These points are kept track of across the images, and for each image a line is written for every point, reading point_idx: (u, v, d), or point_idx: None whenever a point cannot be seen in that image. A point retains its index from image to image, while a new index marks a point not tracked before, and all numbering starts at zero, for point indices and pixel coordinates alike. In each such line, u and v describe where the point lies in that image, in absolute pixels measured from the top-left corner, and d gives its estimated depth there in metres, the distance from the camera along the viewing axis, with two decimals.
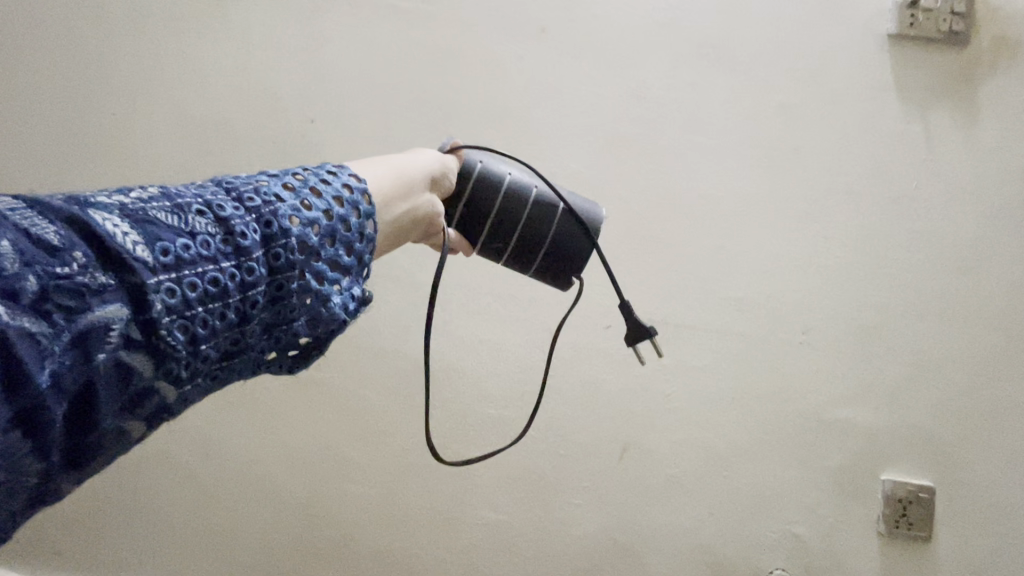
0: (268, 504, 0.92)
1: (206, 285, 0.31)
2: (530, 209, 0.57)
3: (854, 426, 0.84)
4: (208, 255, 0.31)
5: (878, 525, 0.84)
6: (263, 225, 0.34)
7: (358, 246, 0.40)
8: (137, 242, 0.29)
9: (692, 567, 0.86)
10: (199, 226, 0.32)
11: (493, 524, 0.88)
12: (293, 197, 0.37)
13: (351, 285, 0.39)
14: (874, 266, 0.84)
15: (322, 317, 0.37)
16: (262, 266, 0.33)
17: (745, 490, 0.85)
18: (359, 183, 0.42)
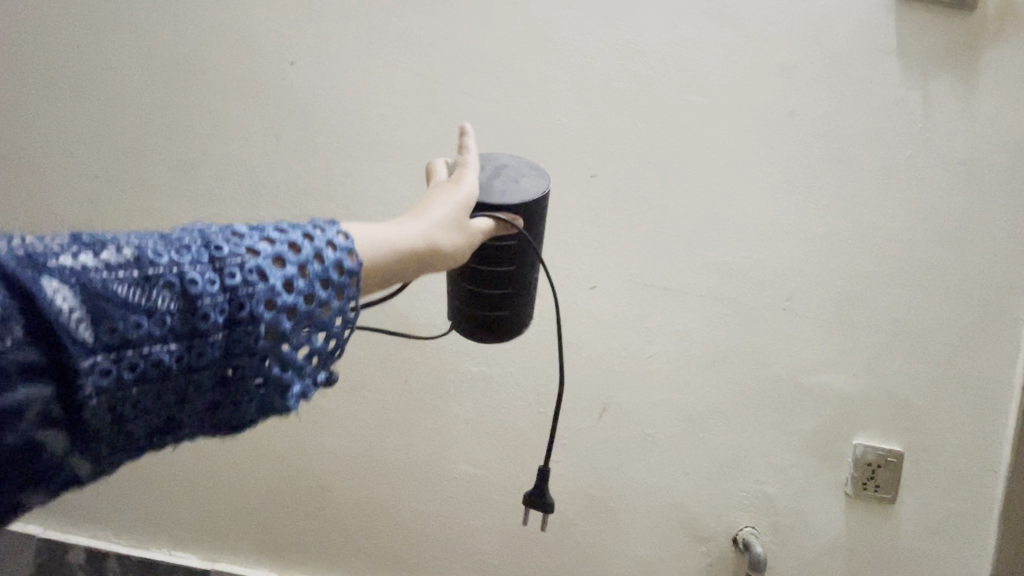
0: (246, 455, 0.92)
1: (145, 367, 0.34)
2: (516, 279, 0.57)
3: (829, 391, 0.85)
4: (158, 337, 0.35)
5: (846, 486, 0.86)
6: (230, 305, 0.37)
7: (333, 333, 0.42)
8: (81, 322, 0.33)
9: (664, 523, 0.88)
10: (160, 302, 0.35)
11: (470, 479, 0.89)
12: (278, 276, 0.39)
13: (313, 373, 0.41)
14: (861, 233, 0.83)
15: (273, 407, 0.39)
16: (215, 349, 0.36)
17: (720, 451, 0.87)
18: (355, 262, 0.43)
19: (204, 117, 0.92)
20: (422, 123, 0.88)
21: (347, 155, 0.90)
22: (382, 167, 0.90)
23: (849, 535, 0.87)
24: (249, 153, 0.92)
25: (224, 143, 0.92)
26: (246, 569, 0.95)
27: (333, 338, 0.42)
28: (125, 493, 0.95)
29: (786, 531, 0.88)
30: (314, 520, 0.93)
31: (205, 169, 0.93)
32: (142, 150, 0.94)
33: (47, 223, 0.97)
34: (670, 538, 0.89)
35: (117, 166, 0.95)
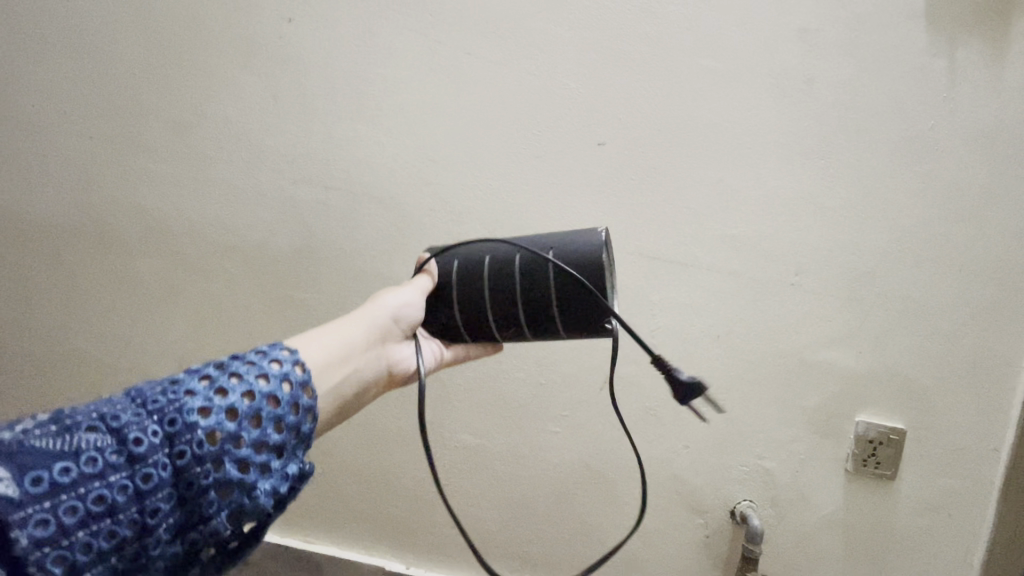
0: None
1: (89, 504, 0.37)
2: (523, 275, 0.57)
3: (834, 368, 0.84)
4: (94, 473, 0.38)
5: (846, 462, 0.86)
6: (164, 427, 0.41)
7: (287, 419, 0.46)
8: (10, 478, 0.35)
9: (662, 495, 0.89)
10: (89, 443, 0.39)
11: (470, 448, 0.89)
12: (208, 388, 0.44)
13: (278, 468, 0.45)
14: (876, 208, 0.80)
15: (245, 507, 0.42)
16: (158, 469, 0.40)
17: (720, 425, 0.87)
18: (290, 355, 0.50)
19: (200, 77, 0.89)
20: (423, 85, 0.85)
21: (347, 118, 0.87)
22: (382, 131, 0.87)
23: (847, 511, 0.87)
24: (245, 116, 0.89)
25: (221, 105, 0.90)
26: None
27: (288, 425, 0.46)
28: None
29: (784, 506, 0.87)
30: (316, 485, 0.94)
31: (199, 131, 0.91)
32: (136, 112, 0.91)
33: (39, 185, 0.95)
34: (666, 510, 0.89)
35: (110, 128, 0.92)
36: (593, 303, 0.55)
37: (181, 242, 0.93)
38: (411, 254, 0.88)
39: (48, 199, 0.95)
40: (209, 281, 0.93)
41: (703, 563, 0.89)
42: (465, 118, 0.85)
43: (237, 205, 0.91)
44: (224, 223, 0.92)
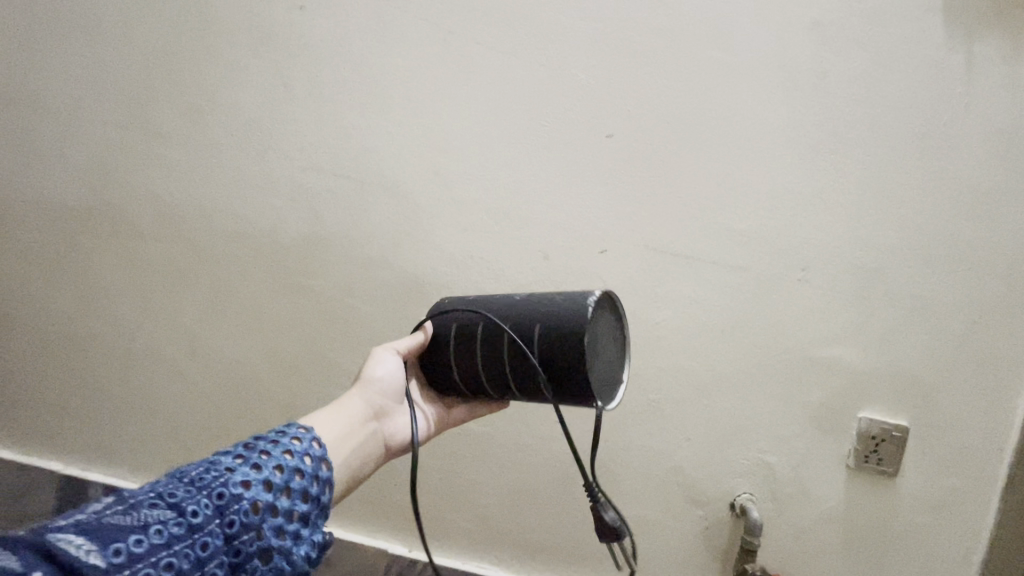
0: (255, 402, 0.96)
1: (161, 570, 0.39)
2: (513, 337, 0.57)
3: (839, 365, 0.84)
4: (163, 542, 0.40)
5: (847, 458, 0.86)
6: (214, 499, 0.44)
7: (313, 489, 0.49)
8: (92, 549, 0.37)
9: (662, 487, 0.89)
10: (153, 515, 0.41)
11: (473, 436, 0.91)
12: (246, 464, 0.47)
13: (308, 534, 0.48)
14: (885, 204, 0.80)
15: (285, 568, 0.45)
16: (214, 537, 0.42)
17: (722, 419, 0.87)
18: (308, 431, 0.53)
19: (212, 64, 0.90)
20: (433, 75, 0.85)
21: (357, 106, 0.88)
22: (392, 120, 0.87)
23: (848, 507, 0.87)
24: (257, 103, 0.90)
25: (233, 92, 0.90)
26: None
27: (314, 495, 0.49)
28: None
29: (784, 500, 0.88)
30: None
31: (211, 117, 0.92)
32: (149, 98, 0.92)
33: (55, 168, 0.97)
34: (667, 502, 0.90)
35: (123, 113, 0.93)
36: (575, 376, 0.54)
37: (192, 227, 0.94)
38: (418, 244, 0.89)
39: (64, 182, 0.97)
40: (219, 266, 0.94)
41: (702, 555, 0.90)
42: (475, 108, 0.85)
43: (248, 192, 0.92)
44: (235, 210, 0.93)
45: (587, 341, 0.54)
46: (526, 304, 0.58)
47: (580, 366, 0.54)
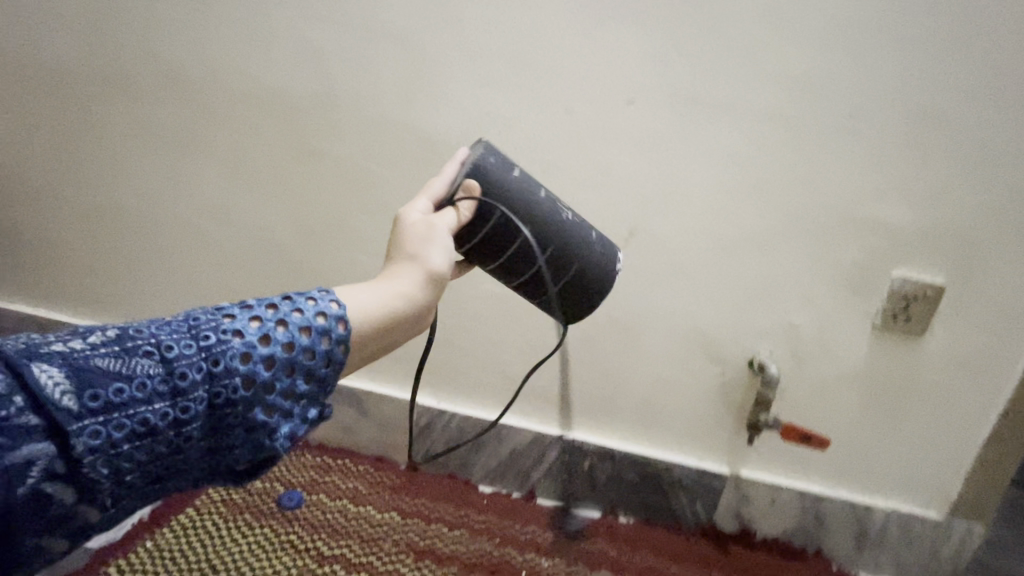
0: (281, 268, 0.98)
1: (133, 425, 0.39)
2: (549, 256, 0.65)
3: (876, 221, 0.80)
4: (142, 398, 0.39)
5: (874, 317, 0.84)
6: (206, 364, 0.42)
7: (317, 372, 0.47)
8: (69, 390, 0.38)
9: (683, 348, 0.87)
10: (140, 368, 0.40)
11: (495, 297, 0.89)
12: (255, 332, 0.44)
13: (299, 412, 0.47)
14: (949, 36, 0.71)
15: (262, 445, 0.45)
16: (198, 403, 0.41)
17: (749, 280, 0.84)
18: (337, 308, 0.48)
19: None
20: None
21: None
22: None
23: (871, 365, 0.86)
24: None
25: None
26: None
27: (316, 377, 0.47)
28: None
29: (806, 360, 0.86)
30: None
31: None
32: None
33: (54, 31, 0.93)
34: (686, 361, 0.88)
35: None
36: (585, 307, 0.69)
37: (198, 91, 0.91)
38: (430, 100, 0.84)
39: (65, 46, 0.93)
40: (230, 131, 0.92)
41: (719, 412, 0.90)
42: None
43: (248, 48, 0.86)
44: (238, 69, 0.88)
45: (605, 287, 0.69)
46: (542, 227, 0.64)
47: (591, 299, 0.68)
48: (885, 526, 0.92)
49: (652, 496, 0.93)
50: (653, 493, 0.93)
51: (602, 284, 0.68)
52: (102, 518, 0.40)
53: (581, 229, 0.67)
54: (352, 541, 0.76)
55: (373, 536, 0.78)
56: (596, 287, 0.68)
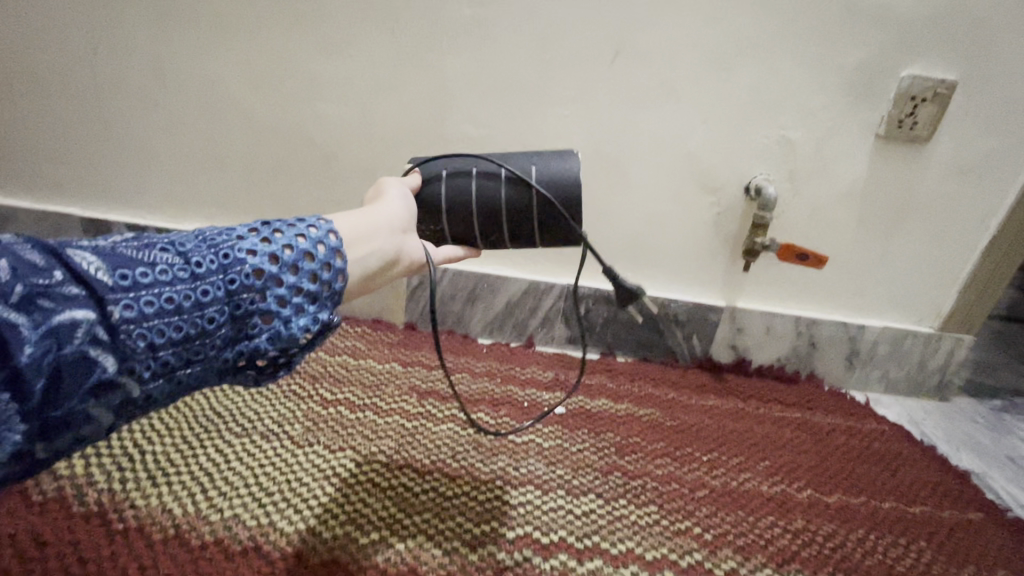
0: (227, 126, 0.85)
1: (160, 303, 0.35)
2: (517, 194, 0.56)
3: (887, 12, 0.72)
4: (166, 279, 0.36)
5: (879, 127, 0.78)
6: (219, 258, 0.39)
7: (324, 275, 0.43)
8: (99, 267, 0.34)
9: (676, 179, 0.83)
10: (160, 256, 0.37)
11: (475, 140, 0.83)
12: (258, 236, 0.42)
13: (313, 309, 0.43)
14: None
15: (283, 336, 0.41)
16: (217, 290, 0.38)
17: (747, 95, 0.77)
18: (326, 223, 0.46)
19: None
20: None
21: None
22: None
23: (872, 182, 0.81)
24: None
25: None
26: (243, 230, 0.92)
27: (324, 281, 0.43)
28: (116, 162, 0.89)
29: (803, 179, 0.82)
30: (325, 186, 0.88)
31: None
32: None
33: None
34: (680, 193, 0.84)
35: None
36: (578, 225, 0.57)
37: None
38: None
39: None
40: None
41: (713, 244, 0.87)
42: None
43: None
44: None
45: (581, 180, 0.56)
46: (491, 170, 0.57)
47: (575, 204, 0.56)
48: (877, 344, 0.93)
49: (648, 333, 0.93)
50: (649, 330, 0.93)
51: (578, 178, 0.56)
52: (140, 397, 0.36)
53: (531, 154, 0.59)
54: (352, 388, 0.74)
55: (374, 383, 0.76)
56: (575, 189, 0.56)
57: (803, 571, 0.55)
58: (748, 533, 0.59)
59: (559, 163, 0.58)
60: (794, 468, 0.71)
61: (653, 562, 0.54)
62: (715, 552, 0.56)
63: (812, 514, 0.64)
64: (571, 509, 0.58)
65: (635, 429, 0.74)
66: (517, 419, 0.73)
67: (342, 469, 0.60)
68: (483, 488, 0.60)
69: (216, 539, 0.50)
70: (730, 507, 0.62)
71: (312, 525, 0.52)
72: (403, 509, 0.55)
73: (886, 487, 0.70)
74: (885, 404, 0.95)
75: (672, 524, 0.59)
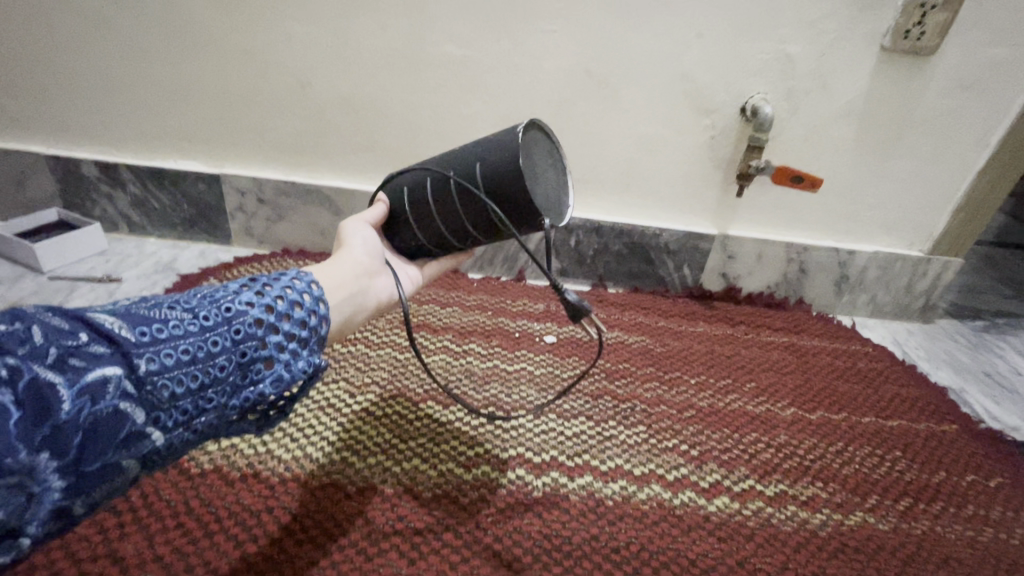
0: (192, 52, 0.79)
1: (179, 355, 0.33)
2: (470, 198, 0.50)
3: None
4: (180, 332, 0.34)
5: (883, 39, 0.74)
6: (223, 310, 0.36)
7: (315, 320, 0.40)
8: (120, 324, 0.32)
9: (670, 100, 0.79)
10: (172, 312, 0.34)
11: (458, 62, 0.78)
12: (256, 286, 0.39)
13: (308, 354, 0.40)
14: None
15: (286, 380, 0.38)
16: (225, 339, 0.36)
17: (747, 4, 0.72)
18: (308, 273, 0.43)
19: None
20: None
21: None
22: None
23: (872, 99, 0.78)
24: None
25: None
26: (221, 167, 0.88)
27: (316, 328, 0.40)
28: (75, 93, 0.84)
29: (802, 97, 0.78)
30: (301, 117, 0.83)
31: None
32: None
33: None
34: (673, 115, 0.80)
35: None
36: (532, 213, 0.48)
37: None
38: None
39: None
40: None
41: (705, 169, 0.85)
42: None
43: None
44: None
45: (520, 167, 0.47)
46: (441, 176, 0.52)
47: (521, 193, 0.47)
48: (866, 268, 0.93)
49: (639, 264, 0.93)
50: (640, 261, 0.93)
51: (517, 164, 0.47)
52: (163, 448, 0.33)
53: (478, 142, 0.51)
54: None
55: None
56: (518, 174, 0.47)
57: (784, 480, 0.58)
58: (733, 448, 0.61)
59: (499, 153, 0.49)
60: (780, 388, 0.73)
61: (642, 477, 0.56)
62: (701, 467, 0.58)
63: (794, 429, 0.66)
64: (562, 431, 0.60)
65: (624, 355, 0.75)
66: (508, 349, 0.73)
67: (337, 399, 0.61)
68: (478, 413, 0.61)
69: (214, 466, 0.51)
70: (716, 425, 0.64)
71: (320, 461, 0.53)
72: (399, 436, 0.57)
73: (868, 404, 0.72)
74: (870, 327, 0.96)
75: (660, 442, 0.61)
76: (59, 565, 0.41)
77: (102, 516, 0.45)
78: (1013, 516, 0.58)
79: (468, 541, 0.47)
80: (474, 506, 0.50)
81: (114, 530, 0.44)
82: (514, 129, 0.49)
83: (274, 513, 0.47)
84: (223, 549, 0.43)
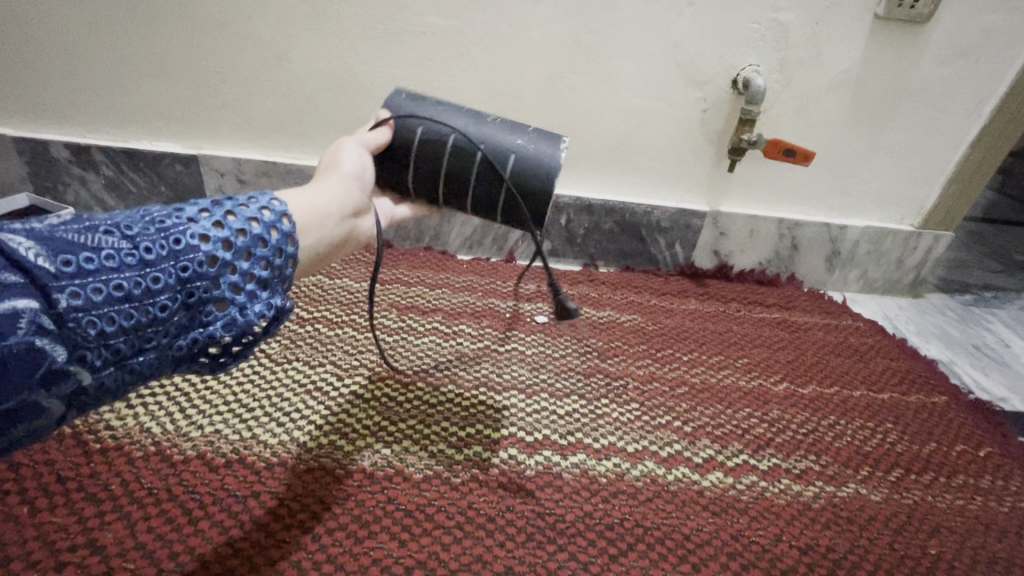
0: (164, 24, 0.76)
1: (109, 291, 0.31)
2: (487, 179, 0.52)
3: None
4: (113, 266, 0.32)
5: (877, 7, 0.72)
6: (168, 243, 0.34)
7: (278, 262, 0.38)
8: (38, 252, 0.29)
9: (661, 72, 0.77)
10: (106, 241, 0.32)
11: (442, 33, 0.75)
12: (210, 218, 0.36)
13: (268, 296, 0.38)
14: None
15: (238, 323, 0.36)
16: (168, 276, 0.34)
17: None
18: (282, 204, 0.40)
19: None
20: None
21: None
22: None
23: (866, 69, 0.77)
24: None
25: None
26: (198, 147, 0.85)
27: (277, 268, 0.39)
28: (42, 69, 0.80)
29: (794, 67, 0.77)
30: (282, 93, 0.80)
31: None
32: None
33: None
34: (663, 88, 0.79)
35: None
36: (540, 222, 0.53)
37: None
38: None
39: None
40: None
41: (697, 142, 0.83)
42: None
43: None
44: None
45: (553, 181, 0.52)
46: (465, 141, 0.52)
47: (542, 200, 0.52)
48: (858, 243, 0.93)
49: (630, 241, 0.92)
50: (631, 239, 0.92)
51: (548, 176, 0.52)
52: (93, 386, 0.32)
53: (517, 130, 0.54)
54: (330, 305, 0.73)
55: (352, 300, 0.74)
56: (545, 184, 0.52)
57: (777, 455, 0.58)
58: (726, 424, 0.61)
59: (532, 155, 0.52)
60: (772, 363, 0.73)
61: (635, 454, 0.55)
62: (694, 443, 0.58)
63: (787, 403, 0.66)
64: (554, 410, 0.59)
65: (616, 333, 0.74)
66: (499, 329, 0.72)
67: (324, 382, 0.60)
68: (470, 394, 0.60)
69: (197, 453, 0.49)
70: (708, 401, 0.64)
71: (307, 445, 0.52)
72: (387, 418, 0.56)
73: (859, 377, 0.72)
74: (861, 302, 0.96)
75: (653, 419, 0.60)
76: (36, 556, 0.39)
77: (80, 506, 0.43)
78: (1002, 485, 0.58)
79: (460, 522, 0.46)
80: (466, 486, 0.49)
81: (93, 518, 0.43)
82: (555, 144, 0.54)
83: (261, 498, 0.46)
84: (208, 535, 0.42)
